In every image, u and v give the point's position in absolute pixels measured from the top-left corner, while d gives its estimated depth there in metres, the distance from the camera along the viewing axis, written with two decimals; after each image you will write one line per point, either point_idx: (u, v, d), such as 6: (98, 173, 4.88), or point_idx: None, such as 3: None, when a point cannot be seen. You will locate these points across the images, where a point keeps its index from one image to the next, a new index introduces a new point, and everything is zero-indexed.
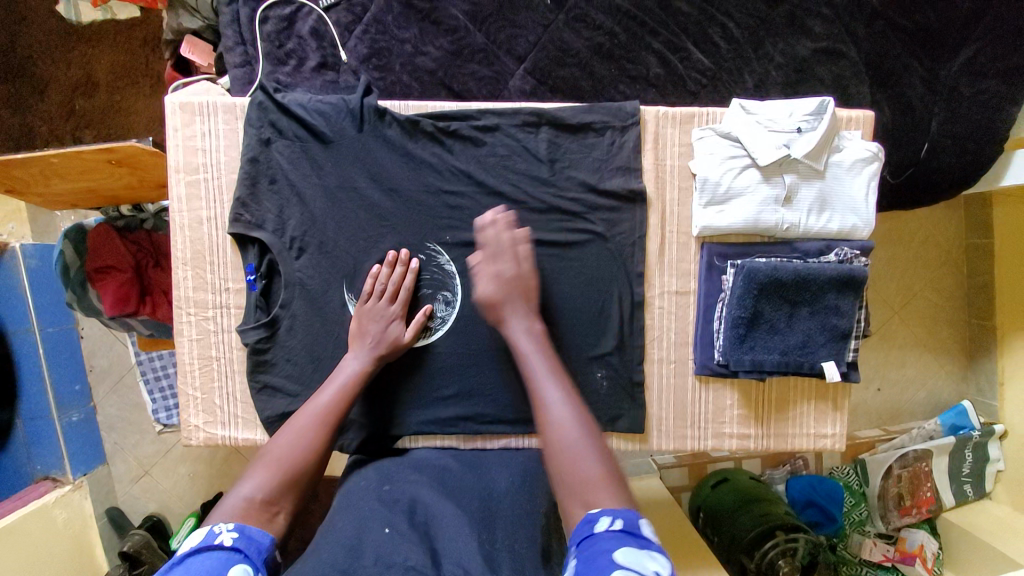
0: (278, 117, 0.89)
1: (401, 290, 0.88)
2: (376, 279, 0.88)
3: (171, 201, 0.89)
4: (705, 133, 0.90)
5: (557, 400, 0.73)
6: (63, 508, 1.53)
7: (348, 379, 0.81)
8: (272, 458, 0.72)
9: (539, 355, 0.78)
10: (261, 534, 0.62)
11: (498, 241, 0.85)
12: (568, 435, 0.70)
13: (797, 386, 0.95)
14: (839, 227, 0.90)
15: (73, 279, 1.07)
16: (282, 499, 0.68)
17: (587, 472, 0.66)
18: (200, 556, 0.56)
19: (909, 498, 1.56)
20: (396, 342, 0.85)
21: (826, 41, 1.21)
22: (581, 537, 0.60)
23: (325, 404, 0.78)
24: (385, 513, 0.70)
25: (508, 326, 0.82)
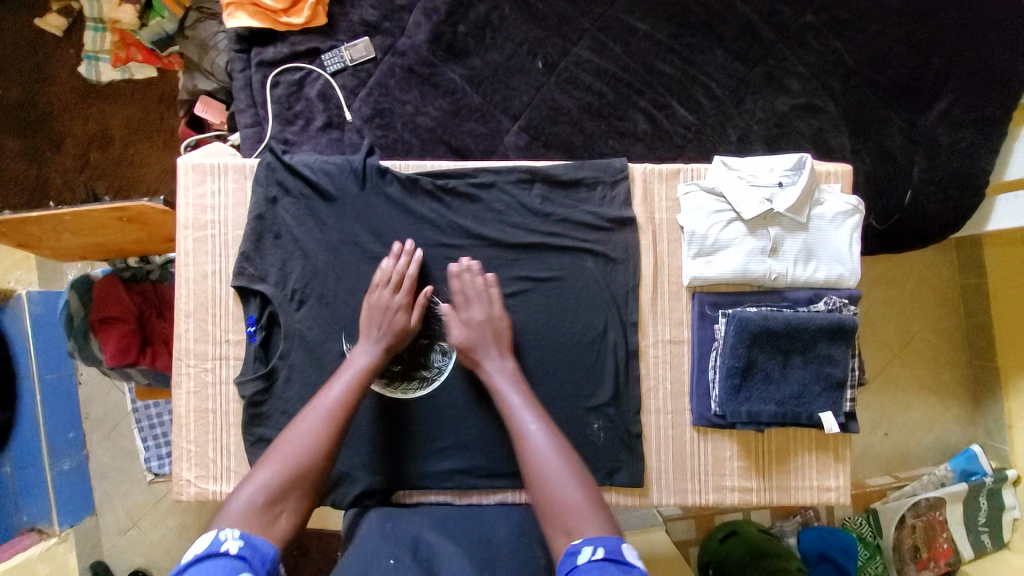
0: (285, 176, 0.93)
1: (406, 279, 0.89)
2: (382, 270, 0.88)
3: (177, 255, 0.92)
4: (691, 188, 0.93)
5: (539, 433, 0.77)
6: (47, 562, 1.49)
7: (356, 371, 0.82)
8: (281, 455, 0.75)
9: (514, 390, 0.82)
10: (265, 544, 0.66)
11: (472, 287, 0.88)
12: (548, 469, 0.74)
13: (797, 436, 0.94)
14: (826, 277, 0.92)
15: (77, 327, 1.07)
16: (286, 500, 0.72)
17: (571, 500, 0.71)
18: (210, 562, 0.61)
19: (925, 550, 1.51)
20: (402, 335, 0.86)
21: (804, 98, 1.28)
22: (564, 569, 0.65)
23: (332, 400, 0.79)
24: (391, 547, 0.75)
25: (483, 366, 0.85)
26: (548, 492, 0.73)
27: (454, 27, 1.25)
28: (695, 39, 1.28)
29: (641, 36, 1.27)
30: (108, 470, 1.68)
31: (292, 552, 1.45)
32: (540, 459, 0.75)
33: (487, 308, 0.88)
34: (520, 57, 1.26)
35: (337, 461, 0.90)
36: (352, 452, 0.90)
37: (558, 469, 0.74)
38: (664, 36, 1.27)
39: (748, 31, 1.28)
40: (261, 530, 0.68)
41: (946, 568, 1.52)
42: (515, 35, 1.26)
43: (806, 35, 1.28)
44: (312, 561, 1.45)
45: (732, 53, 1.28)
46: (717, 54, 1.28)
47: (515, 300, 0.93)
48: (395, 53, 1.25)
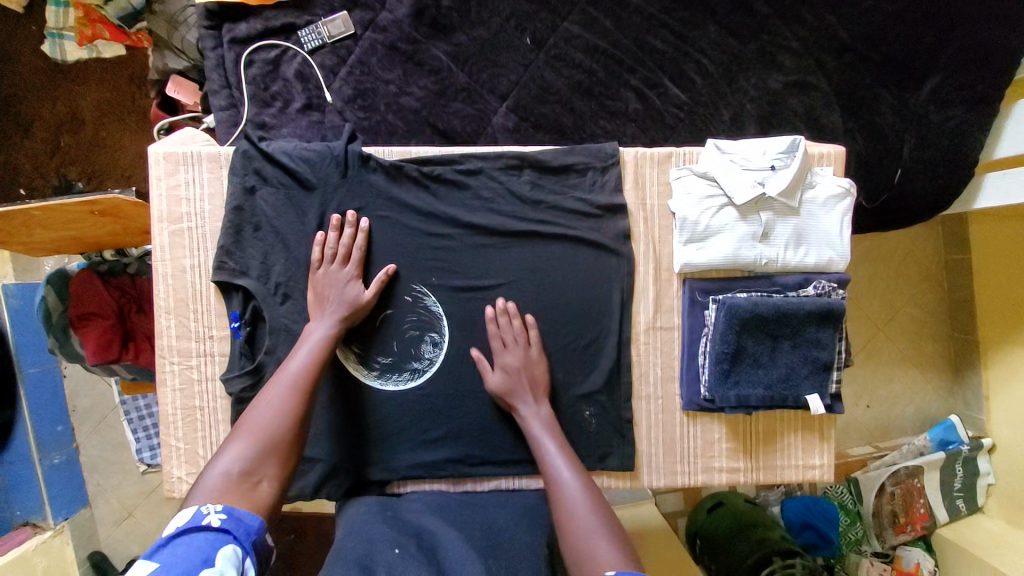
0: (263, 164, 0.89)
1: (354, 250, 0.88)
2: (325, 244, 0.87)
3: (154, 249, 0.88)
4: (682, 172, 0.91)
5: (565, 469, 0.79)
6: (43, 556, 1.49)
7: (317, 342, 0.82)
8: (251, 427, 0.74)
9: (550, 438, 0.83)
10: (250, 516, 0.66)
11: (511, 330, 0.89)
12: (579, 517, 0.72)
13: (784, 418, 0.95)
14: (816, 260, 0.92)
15: (56, 323, 1.06)
16: (264, 468, 0.71)
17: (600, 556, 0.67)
18: (192, 535, 0.60)
19: (903, 516, 1.55)
20: (359, 304, 0.86)
21: (798, 75, 1.25)
22: None
23: (294, 370, 0.79)
24: (394, 536, 0.75)
25: (520, 412, 0.86)
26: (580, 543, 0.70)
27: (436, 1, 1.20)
28: (687, 13, 1.23)
29: (633, 10, 1.22)
30: (101, 462, 1.68)
31: (290, 536, 1.47)
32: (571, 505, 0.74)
33: (525, 351, 0.88)
34: (506, 33, 1.21)
35: (329, 454, 0.89)
36: (343, 445, 0.90)
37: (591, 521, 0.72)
38: (655, 10, 1.23)
39: (742, 4, 1.24)
40: (243, 499, 0.67)
41: (922, 531, 1.57)
42: (501, 9, 1.21)
43: (800, 7, 1.24)
44: (310, 545, 1.47)
45: (725, 28, 1.24)
46: (709, 29, 1.24)
47: (504, 289, 0.91)
48: (376, 30, 1.20)
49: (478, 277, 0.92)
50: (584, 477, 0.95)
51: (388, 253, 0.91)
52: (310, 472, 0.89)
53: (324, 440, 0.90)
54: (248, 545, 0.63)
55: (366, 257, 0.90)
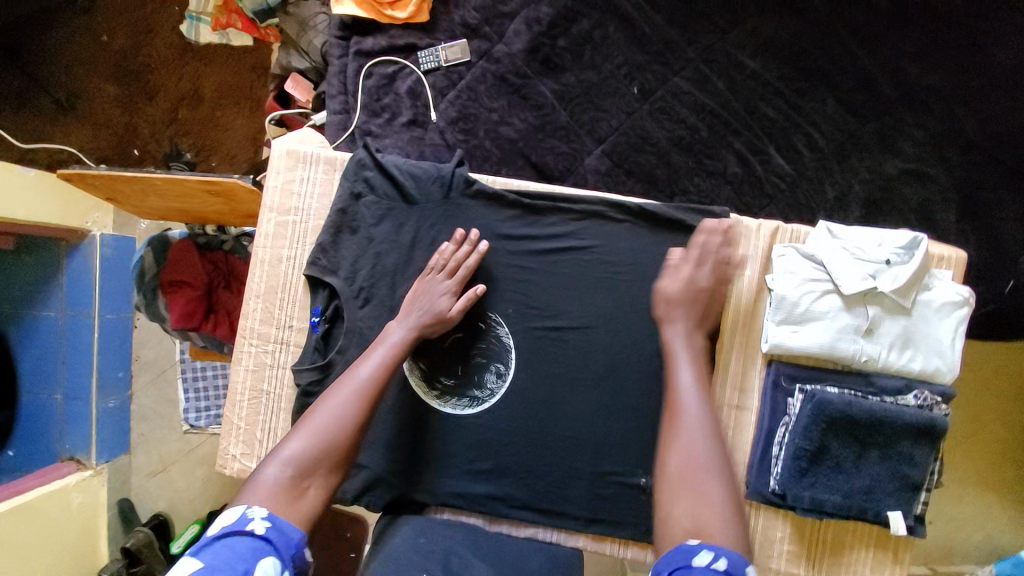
0: (372, 173, 0.93)
1: (461, 267, 0.87)
2: (440, 254, 0.88)
3: (257, 236, 0.93)
4: (787, 250, 0.87)
5: (696, 417, 0.72)
6: (81, 492, 1.60)
7: (390, 350, 0.81)
8: (315, 426, 0.73)
9: (686, 364, 0.78)
10: (293, 530, 0.65)
11: (704, 247, 0.84)
12: (698, 455, 0.70)
13: (856, 530, 0.88)
14: (921, 367, 0.85)
15: (147, 284, 1.13)
16: (316, 475, 0.71)
17: (713, 505, 0.66)
18: (236, 539, 0.60)
19: None
20: (444, 322, 0.84)
21: (913, 163, 1.19)
22: (673, 565, 0.61)
23: (365, 377, 0.78)
24: (422, 561, 0.75)
25: (668, 329, 0.81)
26: (688, 486, 0.67)
27: (553, 40, 1.23)
28: (804, 84, 1.20)
29: (749, 73, 1.21)
30: (147, 415, 1.77)
31: None
32: (695, 446, 0.70)
33: (697, 273, 0.82)
34: (615, 80, 1.22)
35: (377, 466, 0.88)
36: (392, 458, 0.89)
37: (713, 465, 0.69)
38: (773, 77, 1.20)
39: (864, 84, 1.20)
40: (289, 505, 0.67)
41: None
42: (615, 55, 1.22)
43: (927, 96, 1.19)
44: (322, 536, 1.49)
45: (843, 105, 1.20)
46: (827, 103, 1.20)
47: (579, 333, 0.89)
48: (490, 59, 1.24)
49: (556, 317, 0.89)
50: (624, 546, 0.89)
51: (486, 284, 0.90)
52: (354, 478, 0.88)
53: (373, 450, 0.89)
54: (287, 559, 0.61)
55: (471, 275, 0.89)
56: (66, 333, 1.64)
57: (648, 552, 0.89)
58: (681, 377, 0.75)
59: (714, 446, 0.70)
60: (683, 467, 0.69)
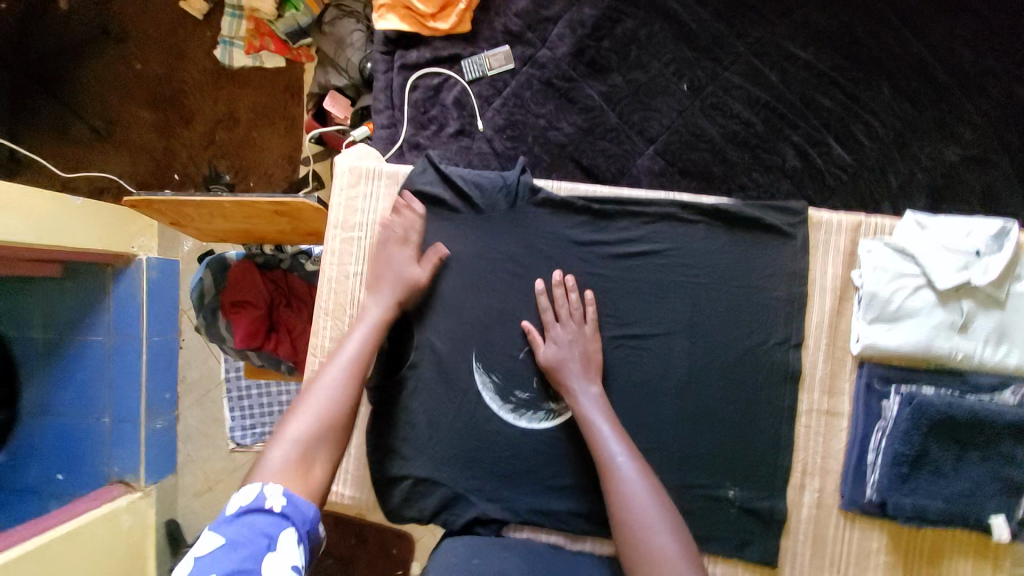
0: (435, 183, 0.91)
1: (414, 234, 0.88)
2: (387, 226, 0.88)
3: (324, 253, 0.92)
4: (874, 245, 0.84)
5: (632, 473, 0.73)
6: (131, 515, 1.60)
7: (372, 325, 0.82)
8: (314, 405, 0.72)
9: (606, 423, 0.78)
10: (308, 504, 0.63)
11: (564, 305, 0.85)
12: (641, 511, 0.71)
13: (954, 538, 0.83)
14: (1018, 363, 0.80)
15: (207, 305, 1.15)
16: (321, 449, 0.70)
17: (665, 552, 0.68)
18: (252, 517, 0.59)
19: None
20: (591, 347, 0.84)
21: (976, 149, 1.14)
22: None
23: (352, 352, 0.78)
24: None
25: (573, 393, 0.81)
26: (641, 538, 0.69)
27: (598, 42, 1.22)
28: (859, 73, 1.17)
29: (801, 65, 1.18)
30: (192, 434, 1.79)
31: (351, 541, 1.50)
32: (634, 499, 0.71)
33: (579, 328, 0.84)
34: (664, 79, 1.20)
35: (456, 482, 0.87)
36: (468, 473, 0.87)
37: (657, 517, 0.70)
38: (826, 68, 1.18)
39: (920, 69, 1.16)
40: (298, 481, 0.66)
41: None
42: (662, 54, 1.20)
43: (985, 80, 1.15)
44: (369, 553, 1.50)
45: (900, 93, 1.16)
46: (883, 91, 1.17)
47: (657, 340, 0.86)
48: (534, 65, 1.23)
49: (632, 323, 0.87)
50: (712, 562, 0.84)
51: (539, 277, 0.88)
52: (429, 496, 0.87)
53: (447, 465, 0.87)
54: (304, 532, 0.61)
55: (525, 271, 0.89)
56: (113, 357, 1.65)
57: (739, 568, 0.84)
58: (597, 429, 0.77)
59: (654, 494, 0.72)
60: (623, 521, 0.71)
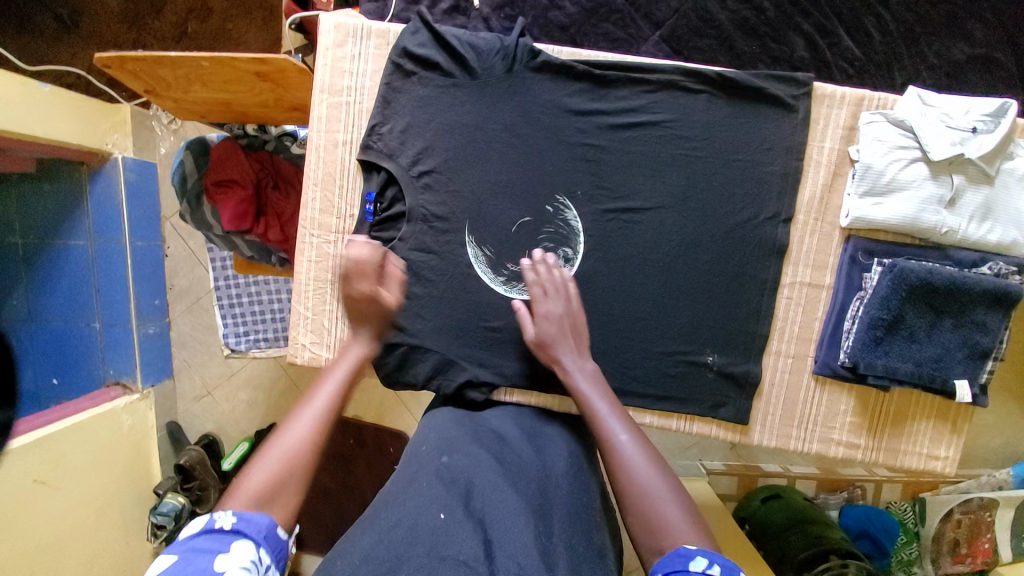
0: (427, 45, 0.86)
1: (561, 291, 0.84)
2: (539, 278, 0.84)
3: (311, 119, 0.89)
4: (875, 117, 0.83)
5: (637, 452, 0.71)
6: (129, 415, 1.63)
7: (351, 362, 0.76)
8: (272, 456, 0.64)
9: (602, 398, 0.77)
10: (260, 513, 0.59)
11: (548, 280, 0.84)
12: (649, 487, 0.68)
13: (919, 402, 0.89)
14: (998, 239, 0.83)
15: (190, 189, 1.12)
16: (284, 493, 0.62)
17: (676, 526, 0.65)
18: (201, 539, 0.55)
19: (965, 546, 1.44)
20: (576, 320, 0.83)
21: (984, 48, 1.10)
22: (670, 569, 0.59)
23: (325, 394, 0.72)
24: (442, 492, 0.67)
25: (564, 365, 0.80)
26: (647, 508, 0.67)
27: None
28: None
29: None
30: (188, 341, 1.81)
31: (349, 441, 1.58)
32: (636, 474, 0.69)
33: (567, 304, 0.83)
34: None
35: (451, 347, 0.90)
36: (460, 342, 0.90)
37: (664, 489, 0.69)
38: None
39: None
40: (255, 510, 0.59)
41: (981, 567, 1.42)
42: None
43: None
44: (366, 452, 1.57)
45: None
46: None
47: (650, 214, 0.87)
48: None
49: (627, 197, 0.87)
50: (691, 421, 0.91)
51: (486, 247, 0.89)
52: (424, 363, 0.89)
53: (439, 333, 0.89)
54: (261, 543, 0.57)
55: (521, 145, 0.87)
56: (97, 260, 1.61)
57: (713, 427, 0.91)
58: (595, 407, 0.76)
59: (655, 469, 0.70)
60: (628, 494, 0.69)
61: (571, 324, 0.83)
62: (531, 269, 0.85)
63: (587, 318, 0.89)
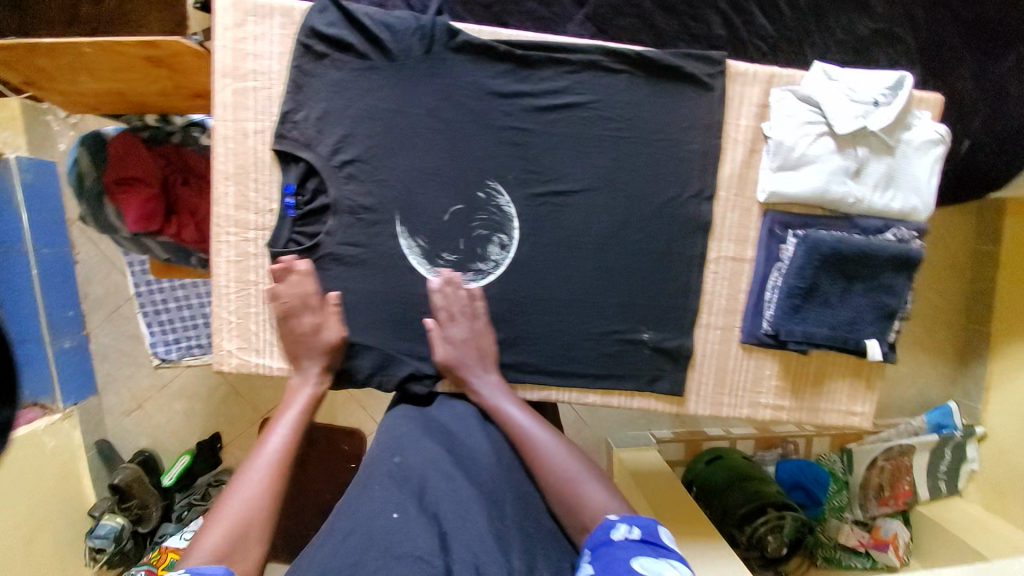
0: (337, 24, 0.82)
1: (466, 311, 0.85)
2: (443, 301, 0.85)
3: (214, 107, 0.82)
4: (785, 94, 0.87)
5: (551, 443, 0.80)
6: (52, 437, 1.50)
7: (300, 407, 0.82)
8: (228, 512, 0.70)
9: (511, 404, 0.85)
10: (211, 567, 0.61)
11: (453, 301, 0.85)
12: (566, 470, 0.78)
13: (835, 361, 0.96)
14: (900, 207, 0.89)
15: (88, 189, 1.01)
16: (245, 544, 0.68)
17: (595, 500, 0.75)
18: None
19: (888, 489, 1.59)
20: (484, 339, 0.86)
21: (885, 24, 1.16)
22: (598, 542, 0.68)
23: (277, 444, 0.78)
24: (396, 492, 0.69)
25: (473, 383, 0.85)
26: (569, 489, 0.76)
27: None
28: None
29: None
30: (110, 352, 1.68)
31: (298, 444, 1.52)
32: (554, 463, 0.79)
33: (471, 324, 0.85)
34: None
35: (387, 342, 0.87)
36: (398, 335, 0.87)
37: (580, 468, 0.78)
38: None
39: None
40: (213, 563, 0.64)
41: (903, 506, 1.60)
42: None
43: None
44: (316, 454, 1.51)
45: None
46: None
47: (580, 196, 0.87)
48: None
49: (556, 179, 0.87)
50: (632, 397, 0.93)
51: (418, 238, 0.86)
52: (363, 359, 0.87)
53: (374, 329, 0.87)
54: None
55: (446, 129, 0.84)
56: None
57: (653, 401, 0.94)
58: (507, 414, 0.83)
59: (569, 453, 0.80)
60: (550, 482, 0.78)
61: (477, 339, 0.85)
62: (438, 293, 0.85)
63: (524, 303, 0.89)
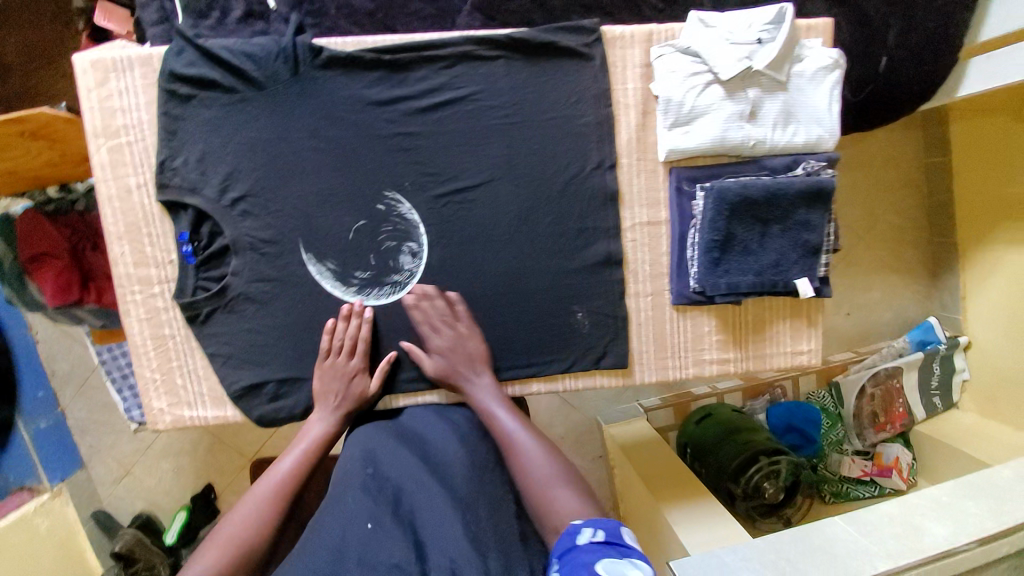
0: (198, 63, 0.80)
1: (359, 342, 0.84)
2: (333, 334, 0.84)
3: (94, 169, 0.81)
4: (665, 50, 0.85)
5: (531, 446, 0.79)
6: (45, 517, 1.44)
7: (314, 441, 0.81)
8: (221, 538, 0.71)
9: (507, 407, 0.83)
10: None
11: (342, 338, 0.84)
12: (542, 474, 0.76)
13: (772, 306, 0.95)
14: (805, 139, 0.88)
15: (8, 272, 1.00)
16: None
17: (568, 508, 0.72)
18: None
19: (882, 414, 1.58)
20: (358, 378, 0.84)
21: None
22: (563, 549, 0.64)
23: (283, 473, 0.78)
24: (367, 499, 0.67)
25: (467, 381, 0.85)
26: (540, 491, 0.74)
27: None
28: None
29: None
30: (87, 426, 1.65)
31: None
32: (530, 467, 0.77)
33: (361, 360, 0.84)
34: None
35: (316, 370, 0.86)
36: None
37: (554, 472, 0.76)
38: None
39: None
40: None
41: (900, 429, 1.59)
42: None
43: None
44: None
45: None
46: None
47: (481, 190, 0.86)
48: None
49: (454, 177, 0.86)
50: (577, 377, 0.93)
51: (327, 261, 0.84)
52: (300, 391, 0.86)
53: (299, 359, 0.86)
54: None
55: (331, 146, 0.83)
56: None
57: (599, 378, 0.93)
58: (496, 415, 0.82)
59: (551, 460, 0.78)
60: (526, 485, 0.76)
61: (355, 372, 0.83)
62: (330, 331, 0.84)
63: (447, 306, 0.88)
